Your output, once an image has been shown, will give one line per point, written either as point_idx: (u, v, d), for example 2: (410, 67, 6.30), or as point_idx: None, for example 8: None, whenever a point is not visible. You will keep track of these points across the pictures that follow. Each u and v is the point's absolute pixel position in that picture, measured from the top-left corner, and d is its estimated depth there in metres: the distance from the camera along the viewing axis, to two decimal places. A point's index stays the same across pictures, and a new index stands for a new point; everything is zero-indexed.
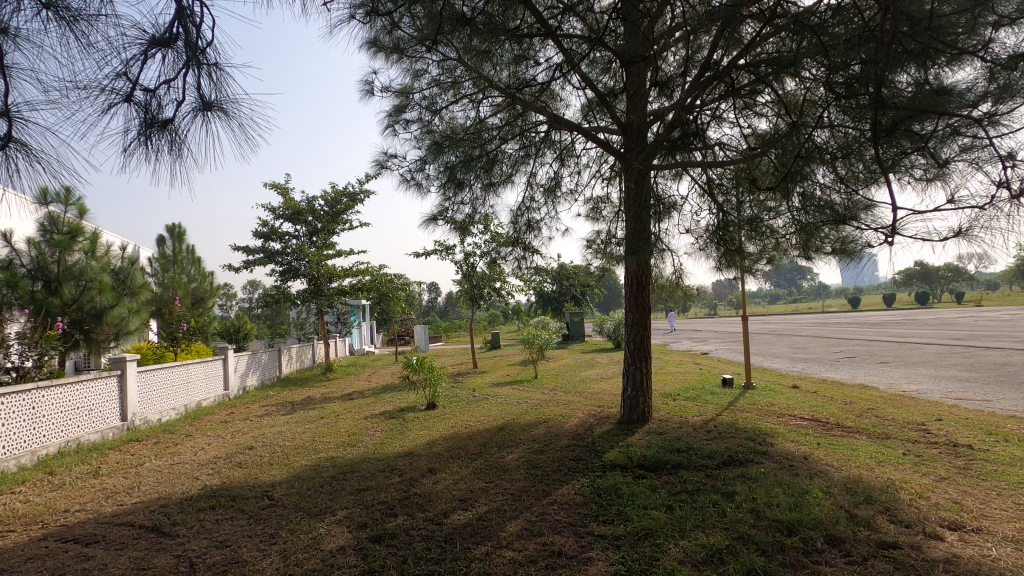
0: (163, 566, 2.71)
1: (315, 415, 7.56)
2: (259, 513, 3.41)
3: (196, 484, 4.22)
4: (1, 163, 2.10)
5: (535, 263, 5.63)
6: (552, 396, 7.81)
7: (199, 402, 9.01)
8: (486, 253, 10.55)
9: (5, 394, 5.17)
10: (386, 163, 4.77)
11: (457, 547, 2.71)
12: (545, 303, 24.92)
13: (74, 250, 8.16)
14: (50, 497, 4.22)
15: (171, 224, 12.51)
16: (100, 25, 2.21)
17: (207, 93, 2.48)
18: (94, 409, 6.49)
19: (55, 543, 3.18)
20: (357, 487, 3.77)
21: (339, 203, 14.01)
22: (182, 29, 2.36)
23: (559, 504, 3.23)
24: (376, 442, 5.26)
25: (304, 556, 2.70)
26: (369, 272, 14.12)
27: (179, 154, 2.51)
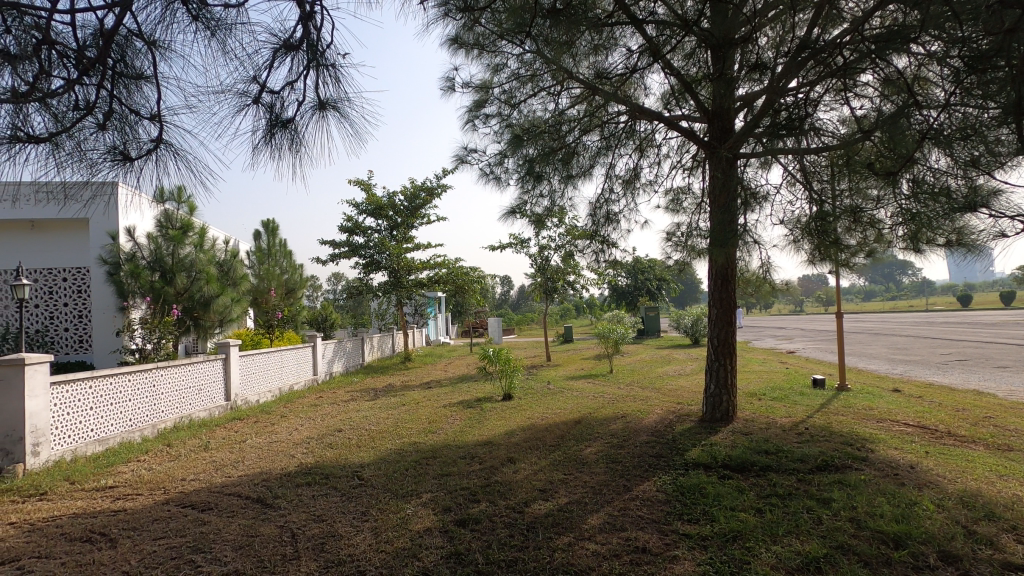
0: (268, 535, 2.94)
1: (397, 402, 7.87)
2: (351, 492, 3.61)
3: (293, 462, 4.54)
4: (154, 164, 2.35)
5: (613, 256, 5.55)
6: (628, 391, 7.69)
7: (292, 385, 9.67)
8: (561, 246, 10.52)
9: (131, 372, 5.80)
10: (466, 157, 4.83)
11: (540, 536, 2.74)
12: (619, 297, 24.48)
13: (186, 244, 8.89)
14: (168, 466, 4.70)
15: (266, 220, 13.41)
16: (237, 31, 2.39)
17: (325, 92, 2.62)
18: (203, 388, 7.12)
19: (176, 507, 3.53)
20: (440, 472, 3.90)
21: (417, 198, 14.44)
22: (308, 32, 2.52)
23: (641, 500, 3.18)
24: (455, 430, 5.42)
25: (394, 534, 2.83)
26: (446, 264, 14.50)
27: (297, 151, 2.67)
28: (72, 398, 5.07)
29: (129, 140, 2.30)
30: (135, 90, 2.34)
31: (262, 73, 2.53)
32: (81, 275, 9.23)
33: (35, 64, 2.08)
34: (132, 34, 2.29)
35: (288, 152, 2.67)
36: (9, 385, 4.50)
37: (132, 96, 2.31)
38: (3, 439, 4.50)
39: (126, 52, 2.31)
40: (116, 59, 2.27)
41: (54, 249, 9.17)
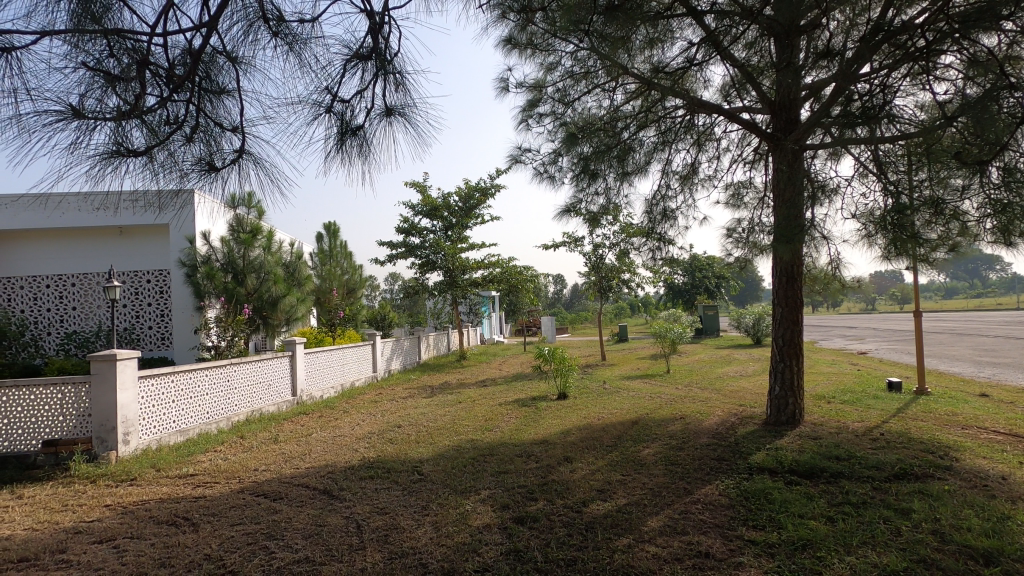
0: (335, 525, 3.06)
1: (454, 400, 8.01)
2: (411, 486, 3.71)
3: (356, 456, 4.71)
4: (237, 173, 2.50)
5: (670, 254, 5.43)
6: (686, 392, 7.51)
7: (353, 382, 10.02)
8: (616, 244, 10.40)
9: (208, 367, 6.19)
10: (520, 157, 4.84)
11: (599, 536, 2.73)
12: (675, 296, 23.43)
13: (255, 247, 9.40)
14: (242, 457, 4.98)
15: (328, 223, 13.94)
16: (311, 45, 2.50)
17: (392, 99, 2.71)
18: (272, 383, 7.49)
19: (250, 496, 3.74)
20: (497, 470, 3.95)
21: (472, 198, 14.61)
22: (376, 42, 2.61)
23: (702, 504, 3.10)
24: (511, 428, 5.46)
25: (454, 529, 2.89)
26: (499, 264, 14.61)
27: (365, 157, 2.77)
28: (157, 391, 5.46)
29: (213, 151, 2.45)
30: (218, 104, 2.49)
31: (333, 83, 2.64)
32: (162, 277, 9.89)
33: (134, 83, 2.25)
34: (217, 52, 2.44)
35: (357, 159, 2.78)
36: (102, 379, 4.89)
37: (215, 109, 2.46)
38: (98, 428, 4.90)
39: (211, 68, 2.46)
40: (203, 76, 2.43)
41: (139, 253, 9.87)
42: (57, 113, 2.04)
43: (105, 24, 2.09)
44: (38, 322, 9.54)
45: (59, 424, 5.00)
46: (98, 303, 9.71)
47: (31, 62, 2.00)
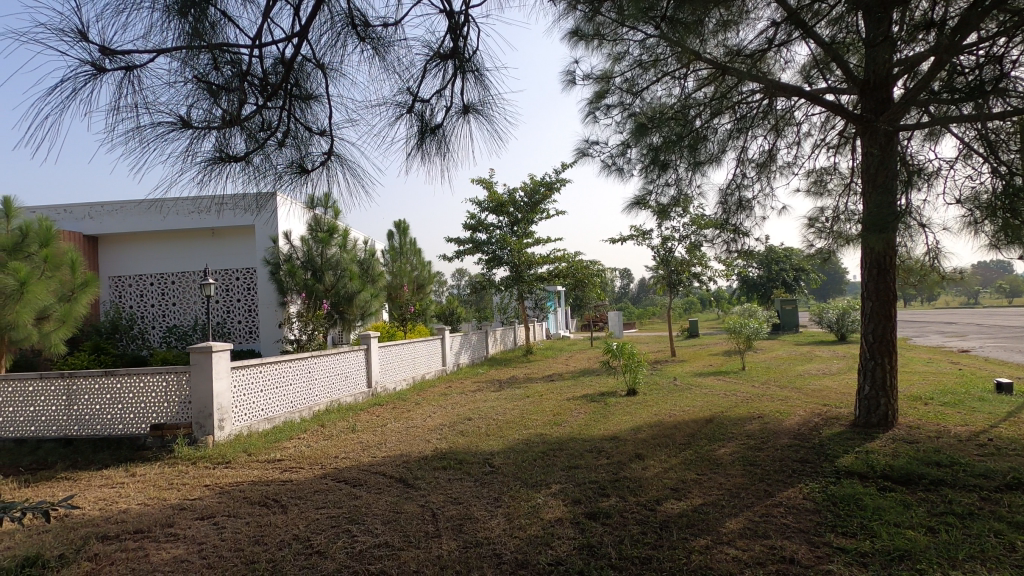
0: (412, 513, 3.17)
1: (522, 394, 8.06)
2: (483, 478, 3.78)
3: (429, 447, 4.84)
4: (325, 174, 2.64)
5: (745, 246, 5.20)
6: (764, 390, 7.17)
7: (423, 375, 10.32)
8: (687, 237, 10.07)
9: (291, 360, 6.57)
10: (587, 150, 4.75)
11: (675, 536, 2.67)
12: (750, 290, 22.62)
13: (332, 245, 9.85)
14: (324, 445, 5.25)
15: (398, 221, 14.39)
16: (395, 48, 2.58)
17: (469, 97, 2.76)
18: (349, 375, 7.85)
19: (332, 481, 3.94)
20: (568, 465, 3.94)
21: (537, 193, 14.61)
22: (455, 41, 2.66)
23: (785, 507, 2.96)
24: (581, 424, 5.43)
25: (526, 521, 2.92)
26: (565, 258, 14.54)
27: (445, 154, 2.84)
28: (247, 381, 5.87)
29: (304, 154, 2.60)
30: (307, 108, 2.62)
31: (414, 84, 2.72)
32: (249, 274, 10.58)
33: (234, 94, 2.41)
34: (307, 60, 2.57)
35: (437, 156, 2.85)
36: (201, 368, 5.32)
37: (305, 114, 2.60)
38: (198, 414, 5.33)
39: (301, 75, 2.60)
40: (293, 83, 2.57)
41: (229, 252, 10.60)
42: (170, 125, 2.22)
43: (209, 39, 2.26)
44: (145, 316, 10.49)
45: (164, 409, 5.49)
46: (195, 299, 10.54)
47: (146, 78, 2.19)
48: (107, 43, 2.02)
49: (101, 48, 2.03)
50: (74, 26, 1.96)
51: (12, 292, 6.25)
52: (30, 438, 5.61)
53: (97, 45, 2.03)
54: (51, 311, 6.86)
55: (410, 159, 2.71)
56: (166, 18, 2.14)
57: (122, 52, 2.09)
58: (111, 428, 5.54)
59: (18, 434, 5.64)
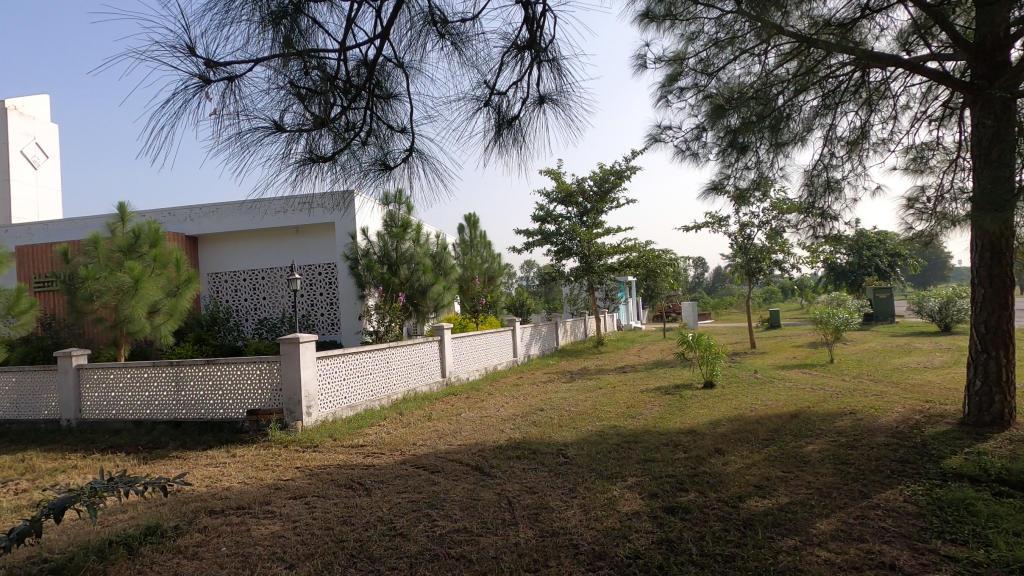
0: (489, 500, 3.24)
1: (594, 385, 8.01)
2: (558, 468, 3.79)
3: (503, 436, 4.92)
4: (407, 169, 2.74)
5: (833, 230, 4.86)
6: (855, 384, 6.72)
7: (495, 365, 10.49)
8: (767, 222, 9.56)
9: (370, 350, 6.86)
10: (659, 136, 4.56)
11: (760, 534, 2.56)
12: (838, 278, 21.17)
13: (406, 240, 10.20)
14: (403, 432, 5.47)
15: (468, 214, 14.61)
16: (473, 42, 2.62)
17: (545, 86, 2.76)
18: (424, 365, 8.12)
19: (412, 467, 4.10)
20: (643, 458, 3.87)
21: (607, 181, 14.35)
22: (530, 31, 2.67)
23: (883, 510, 2.76)
24: (656, 416, 5.32)
25: (603, 513, 2.90)
26: (636, 248, 14.24)
27: (522, 145, 2.86)
28: (331, 370, 6.21)
29: (386, 151, 2.70)
30: (388, 107, 2.73)
31: (491, 77, 2.75)
32: (330, 269, 11.12)
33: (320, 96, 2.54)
34: (388, 59, 2.66)
35: (514, 148, 2.88)
36: (290, 358, 5.67)
37: (386, 112, 2.69)
38: (288, 401, 5.70)
39: (382, 75, 2.69)
40: (375, 83, 2.66)
41: (312, 248, 11.21)
42: (266, 129, 2.38)
43: (299, 46, 2.39)
44: (239, 309, 11.31)
45: (259, 396, 5.90)
46: (283, 293, 11.23)
47: (243, 86, 2.34)
48: (211, 56, 2.19)
49: (205, 62, 2.20)
50: (183, 43, 2.13)
51: (128, 288, 7.08)
52: (147, 420, 6.22)
53: (203, 58, 2.20)
54: (161, 305, 7.51)
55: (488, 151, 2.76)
56: (261, 29, 2.28)
57: (223, 63, 2.26)
58: (213, 412, 6.03)
59: (136, 416, 6.27)
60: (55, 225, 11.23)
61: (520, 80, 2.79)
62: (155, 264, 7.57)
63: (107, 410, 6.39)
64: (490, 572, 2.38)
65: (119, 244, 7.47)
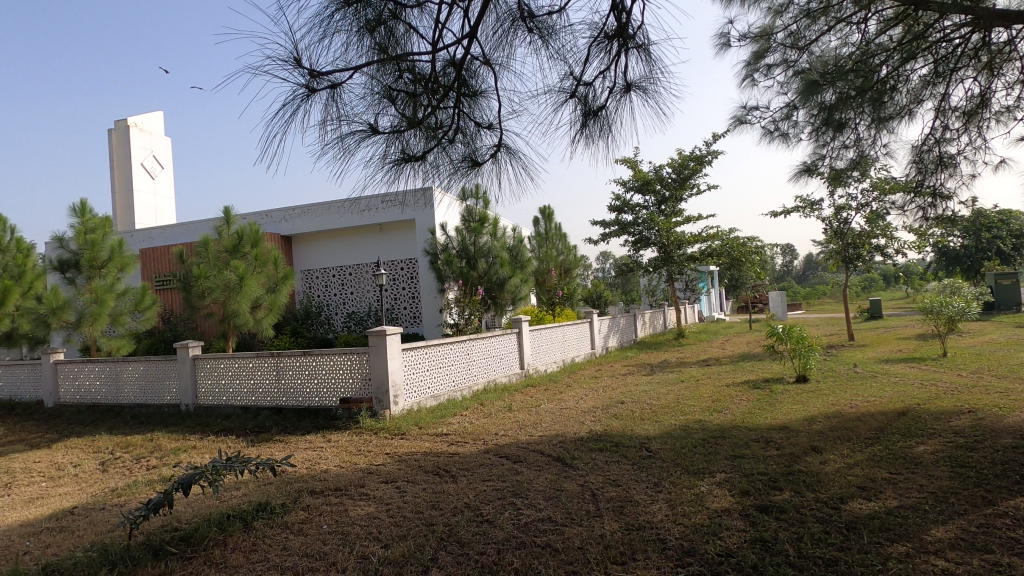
0: (572, 491, 3.26)
1: (677, 378, 7.78)
2: (641, 462, 3.73)
3: (583, 428, 4.91)
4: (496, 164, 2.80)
5: (946, 211, 4.41)
6: (973, 379, 6.09)
7: (573, 357, 10.47)
8: (867, 205, 8.83)
9: (451, 342, 7.06)
10: (745, 118, 4.19)
11: (865, 539, 2.41)
12: (950, 263, 19.20)
13: (483, 234, 10.37)
14: (485, 422, 5.59)
15: (543, 206, 14.61)
16: (560, 34, 2.64)
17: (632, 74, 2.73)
18: (503, 356, 8.24)
19: (496, 456, 4.20)
20: (731, 454, 3.73)
21: (686, 168, 13.84)
22: (616, 18, 2.63)
23: (1011, 518, 2.50)
24: (744, 411, 5.10)
25: (691, 509, 2.83)
26: (719, 236, 13.65)
27: (608, 136, 2.85)
28: (415, 361, 6.46)
29: (474, 148, 2.77)
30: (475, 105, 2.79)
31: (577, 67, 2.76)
32: (411, 264, 11.53)
33: (410, 98, 2.63)
34: (475, 58, 2.72)
35: (600, 138, 2.88)
36: (378, 350, 5.96)
37: (474, 110, 2.75)
38: (377, 390, 6.00)
39: (469, 73, 2.75)
40: (462, 82, 2.73)
41: (395, 244, 11.67)
42: (365, 133, 2.52)
43: (392, 51, 2.50)
44: (329, 304, 12.00)
45: (349, 385, 6.26)
46: (368, 288, 11.79)
47: (341, 93, 2.48)
48: (315, 67, 2.34)
49: (309, 72, 2.35)
50: (291, 56, 2.29)
51: (235, 285, 7.77)
52: (252, 406, 6.77)
53: (308, 70, 2.36)
54: (262, 300, 8.14)
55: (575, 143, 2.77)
56: (359, 37, 2.40)
57: (325, 73, 2.40)
58: (309, 399, 6.46)
59: (242, 403, 6.84)
60: (171, 229, 12.44)
61: (606, 70, 2.78)
62: (257, 262, 8.26)
63: (218, 396, 7.01)
64: (577, 562, 2.40)
65: (226, 245, 8.18)
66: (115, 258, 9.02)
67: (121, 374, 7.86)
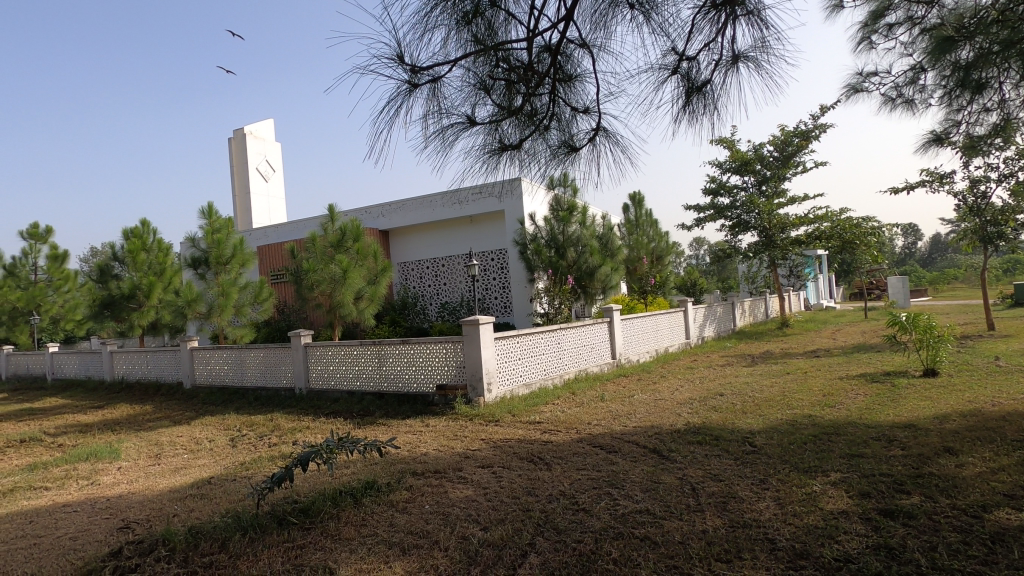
0: (670, 483, 3.17)
1: (782, 370, 7.31)
2: (745, 457, 3.55)
3: (680, 420, 4.75)
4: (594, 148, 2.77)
5: None
6: None
7: (667, 347, 10.16)
8: (1012, 175, 7.72)
9: (542, 332, 7.10)
10: (861, 85, 3.79)
11: (1015, 553, 2.13)
12: None
13: (572, 223, 10.36)
14: (577, 411, 5.57)
15: (633, 192, 14.23)
16: (662, 8, 2.52)
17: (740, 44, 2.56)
18: (595, 346, 8.17)
19: (589, 446, 4.18)
20: (848, 452, 3.44)
21: (790, 144, 12.85)
22: None
23: None
24: (861, 407, 4.69)
25: (802, 509, 2.65)
26: (828, 217, 12.60)
27: (713, 112, 2.71)
28: (508, 350, 6.58)
29: (570, 134, 2.75)
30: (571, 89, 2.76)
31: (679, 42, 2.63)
32: (501, 254, 11.71)
33: (506, 87, 2.66)
34: (571, 41, 2.67)
35: (704, 115, 2.74)
36: (471, 339, 6.13)
37: (569, 94, 2.72)
38: (471, 378, 6.18)
39: (565, 57, 2.70)
40: (558, 67, 2.70)
41: (485, 235, 11.90)
42: (464, 124, 2.58)
43: (490, 41, 2.52)
44: (424, 295, 12.50)
45: (445, 372, 6.49)
46: (461, 278, 12.13)
47: (440, 86, 2.55)
48: (416, 63, 2.42)
49: (411, 69, 2.44)
50: (394, 55, 2.39)
51: (339, 278, 8.32)
52: (357, 390, 7.22)
53: (410, 66, 2.44)
54: (364, 292, 8.64)
55: (677, 122, 2.66)
56: (457, 31, 2.44)
57: (425, 68, 2.48)
58: (408, 385, 6.78)
59: (348, 387, 7.32)
60: (283, 227, 13.51)
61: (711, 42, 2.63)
62: (358, 256, 8.74)
63: (327, 381, 7.55)
64: (678, 557, 2.33)
65: (331, 240, 8.71)
66: (237, 255, 9.97)
67: (244, 360, 8.68)
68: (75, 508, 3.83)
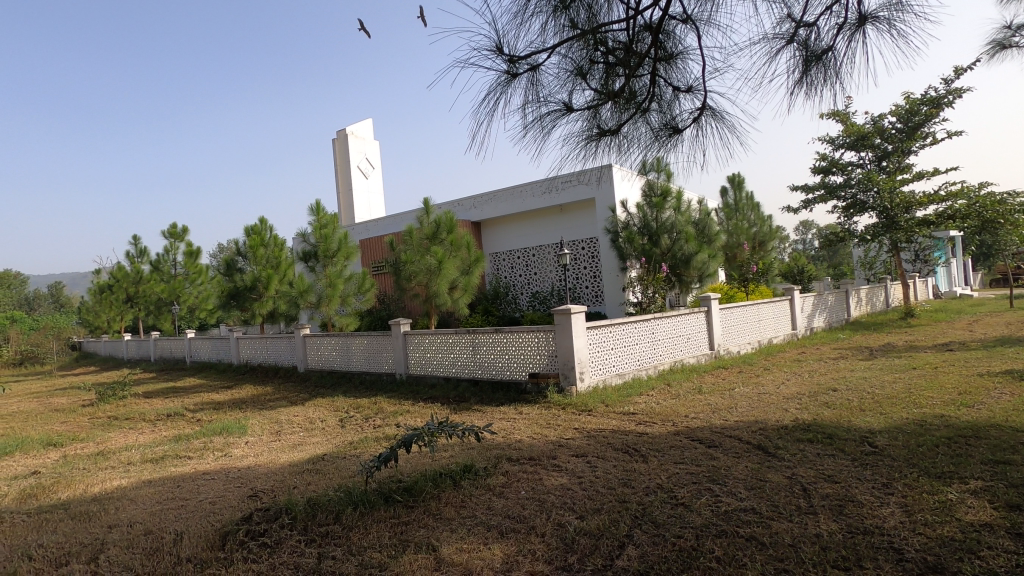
0: (778, 482, 2.99)
1: (907, 365, 6.62)
2: (864, 459, 3.26)
3: (788, 416, 4.46)
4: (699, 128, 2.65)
5: None
6: None
7: (770, 338, 9.56)
8: None
9: (636, 321, 6.95)
10: (1010, 39, 3.30)
11: None
12: None
13: (666, 208, 10.02)
14: (674, 403, 5.40)
15: (732, 174, 13.47)
16: None
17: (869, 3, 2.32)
18: (691, 336, 7.87)
19: (688, 439, 4.03)
20: (992, 458, 3.05)
21: (917, 113, 11.50)
22: None
23: None
24: (1007, 407, 4.14)
25: (935, 518, 2.40)
26: (964, 194, 11.18)
27: (835, 82, 2.49)
28: (600, 340, 6.51)
29: (672, 115, 2.66)
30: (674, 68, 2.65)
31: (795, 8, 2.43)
32: (592, 243, 11.58)
33: (604, 71, 2.60)
34: (673, 17, 2.55)
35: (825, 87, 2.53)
36: (563, 328, 6.14)
37: (671, 73, 2.62)
38: (564, 366, 6.19)
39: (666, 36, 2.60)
40: (659, 46, 2.59)
41: (576, 224, 11.81)
42: (563, 110, 2.56)
43: (588, 25, 2.47)
44: (516, 284, 12.66)
45: (537, 360, 6.55)
46: (551, 268, 12.14)
47: (539, 74, 2.55)
48: (514, 53, 2.43)
49: (509, 59, 2.45)
50: (493, 46, 2.41)
51: (435, 268, 8.65)
52: (453, 376, 7.48)
53: (508, 57, 2.45)
54: (458, 282, 8.94)
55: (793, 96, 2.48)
56: (554, 17, 2.42)
57: (524, 57, 2.48)
58: (501, 373, 6.92)
59: (445, 374, 7.60)
60: (382, 221, 14.25)
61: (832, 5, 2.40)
62: (452, 247, 9.04)
63: (425, 367, 7.88)
64: (789, 560, 2.19)
65: (426, 232, 9.06)
66: (342, 249, 10.67)
67: (350, 346, 9.28)
68: (213, 476, 4.31)
